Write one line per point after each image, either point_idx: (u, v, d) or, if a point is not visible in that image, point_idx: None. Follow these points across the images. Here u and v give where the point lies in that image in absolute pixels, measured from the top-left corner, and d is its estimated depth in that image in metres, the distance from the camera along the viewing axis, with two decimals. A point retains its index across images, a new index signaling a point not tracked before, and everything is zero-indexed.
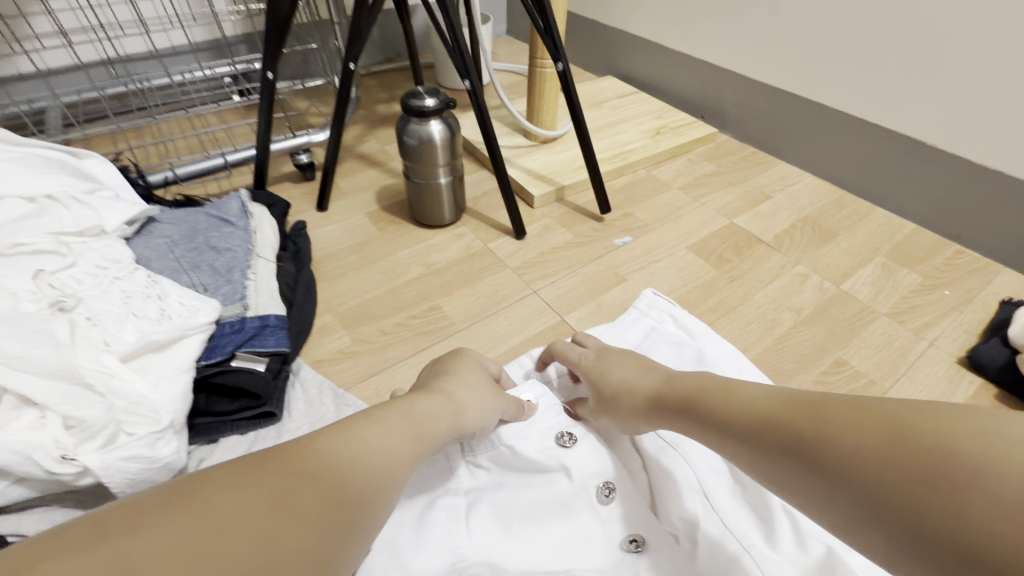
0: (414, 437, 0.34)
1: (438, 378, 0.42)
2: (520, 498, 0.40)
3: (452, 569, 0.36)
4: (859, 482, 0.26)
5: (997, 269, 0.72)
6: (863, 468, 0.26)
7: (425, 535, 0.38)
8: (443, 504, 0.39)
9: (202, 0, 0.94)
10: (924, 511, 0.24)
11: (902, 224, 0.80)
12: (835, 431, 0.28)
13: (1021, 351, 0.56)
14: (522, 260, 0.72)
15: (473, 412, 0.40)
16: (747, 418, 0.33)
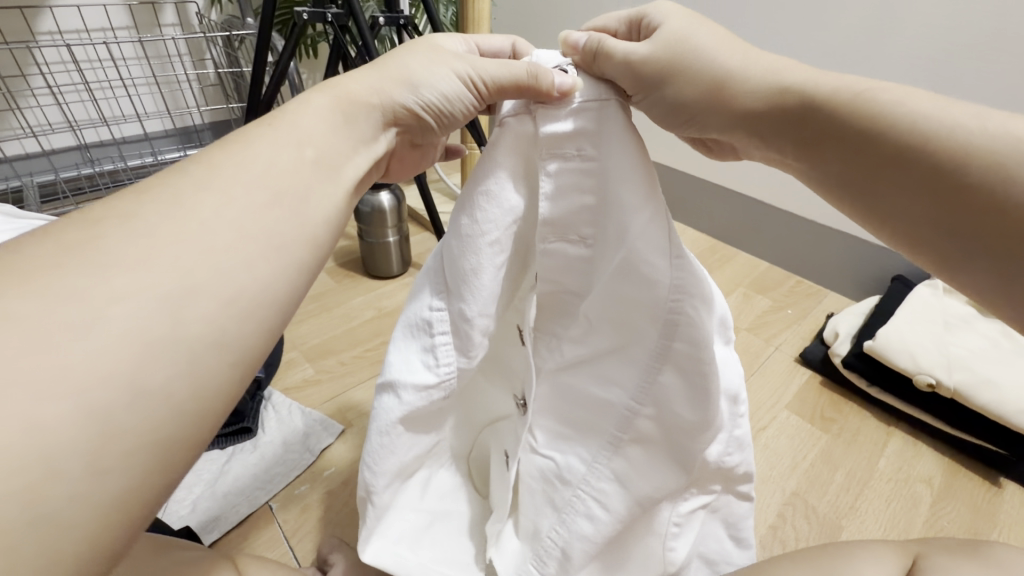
0: (322, 162, 0.33)
1: (384, 65, 0.39)
2: (462, 262, 0.37)
3: (424, 350, 0.40)
4: (862, 152, 0.34)
5: (826, 293, 0.94)
6: (878, 151, 0.33)
7: (399, 353, 0.41)
8: (424, 300, 0.40)
9: (177, 96, 1.10)
10: (918, 168, 0.32)
11: (759, 262, 1.01)
12: (861, 127, 0.34)
13: (831, 346, 0.76)
14: None
15: (363, 91, 0.37)
16: (767, 104, 0.37)
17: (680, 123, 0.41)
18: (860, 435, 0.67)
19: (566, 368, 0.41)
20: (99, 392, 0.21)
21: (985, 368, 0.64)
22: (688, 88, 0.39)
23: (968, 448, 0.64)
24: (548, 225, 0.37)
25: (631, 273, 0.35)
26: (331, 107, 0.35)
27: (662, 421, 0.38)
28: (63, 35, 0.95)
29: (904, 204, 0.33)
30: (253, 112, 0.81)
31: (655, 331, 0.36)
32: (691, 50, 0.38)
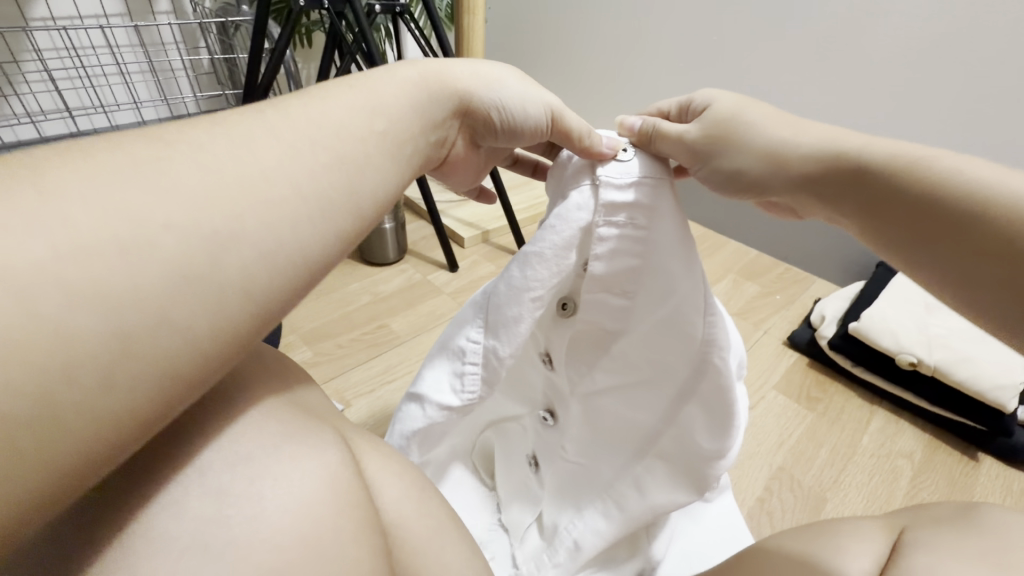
0: (384, 142, 0.32)
1: (475, 63, 0.42)
2: (505, 307, 0.39)
3: (454, 374, 0.42)
4: (904, 218, 0.37)
5: (813, 279, 0.96)
6: (922, 217, 0.36)
7: (434, 379, 0.43)
8: (462, 333, 0.42)
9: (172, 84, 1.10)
10: (957, 236, 0.34)
11: (749, 250, 1.04)
12: (901, 194, 0.37)
13: (817, 329, 0.78)
14: (455, 287, 0.88)
15: (452, 82, 0.39)
16: (809, 164, 0.41)
17: (739, 194, 0.44)
18: (845, 413, 0.69)
19: (597, 395, 0.44)
20: (132, 291, 0.21)
21: (965, 347, 0.66)
22: (739, 158, 0.43)
23: (949, 425, 0.67)
24: (596, 278, 0.39)
25: (672, 322, 0.39)
26: (418, 87, 0.37)
27: (682, 441, 0.42)
28: (56, 21, 0.95)
29: (928, 244, 0.36)
30: (250, 97, 0.81)
31: (682, 367, 0.40)
32: (736, 123, 0.43)
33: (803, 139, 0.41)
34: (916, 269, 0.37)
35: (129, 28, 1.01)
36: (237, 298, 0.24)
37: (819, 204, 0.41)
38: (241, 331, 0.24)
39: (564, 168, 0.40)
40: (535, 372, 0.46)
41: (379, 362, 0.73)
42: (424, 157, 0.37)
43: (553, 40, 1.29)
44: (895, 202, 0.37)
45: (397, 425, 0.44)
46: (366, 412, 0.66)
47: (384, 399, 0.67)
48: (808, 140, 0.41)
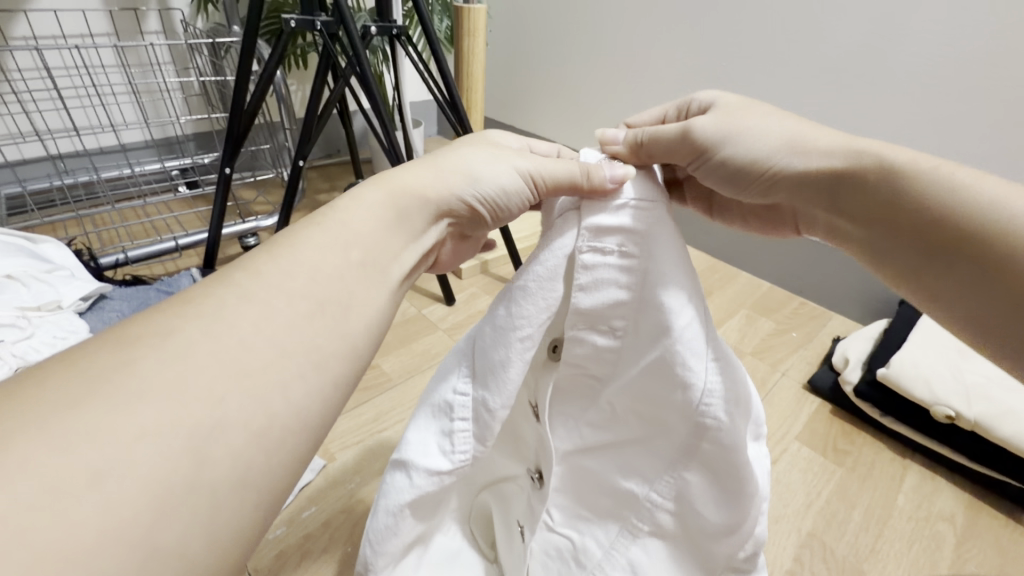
0: (365, 269, 0.29)
1: (439, 158, 0.37)
2: (490, 351, 0.34)
3: (441, 433, 0.36)
4: (911, 237, 0.33)
5: (830, 315, 0.91)
6: (931, 235, 0.32)
7: (417, 440, 0.36)
8: (444, 387, 0.36)
9: (159, 104, 1.06)
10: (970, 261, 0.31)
11: (761, 283, 0.99)
12: (909, 207, 0.33)
13: (841, 373, 0.72)
14: (452, 322, 0.83)
15: (419, 188, 0.34)
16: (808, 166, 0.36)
17: (743, 192, 0.39)
18: (876, 468, 0.64)
19: (587, 455, 0.39)
20: (157, 462, 0.18)
21: (1009, 399, 0.61)
22: (743, 156, 0.38)
23: (990, 483, 0.61)
24: (580, 313, 0.34)
25: (669, 378, 0.33)
26: (385, 208, 0.32)
27: (683, 517, 0.36)
28: (38, 40, 0.92)
29: (923, 268, 0.33)
30: (236, 121, 0.77)
31: (677, 436, 0.35)
32: (740, 117, 0.38)
33: (811, 141, 0.36)
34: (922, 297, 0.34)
35: (113, 47, 0.98)
36: (236, 491, 0.20)
37: (821, 209, 0.37)
38: (272, 492, 0.22)
39: (553, 213, 0.35)
40: (524, 420, 0.40)
41: (367, 409, 0.67)
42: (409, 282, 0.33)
43: (555, 63, 1.26)
44: (900, 216, 0.33)
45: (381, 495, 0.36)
46: (353, 467, 0.59)
47: (372, 453, 0.61)
48: (815, 139, 0.37)
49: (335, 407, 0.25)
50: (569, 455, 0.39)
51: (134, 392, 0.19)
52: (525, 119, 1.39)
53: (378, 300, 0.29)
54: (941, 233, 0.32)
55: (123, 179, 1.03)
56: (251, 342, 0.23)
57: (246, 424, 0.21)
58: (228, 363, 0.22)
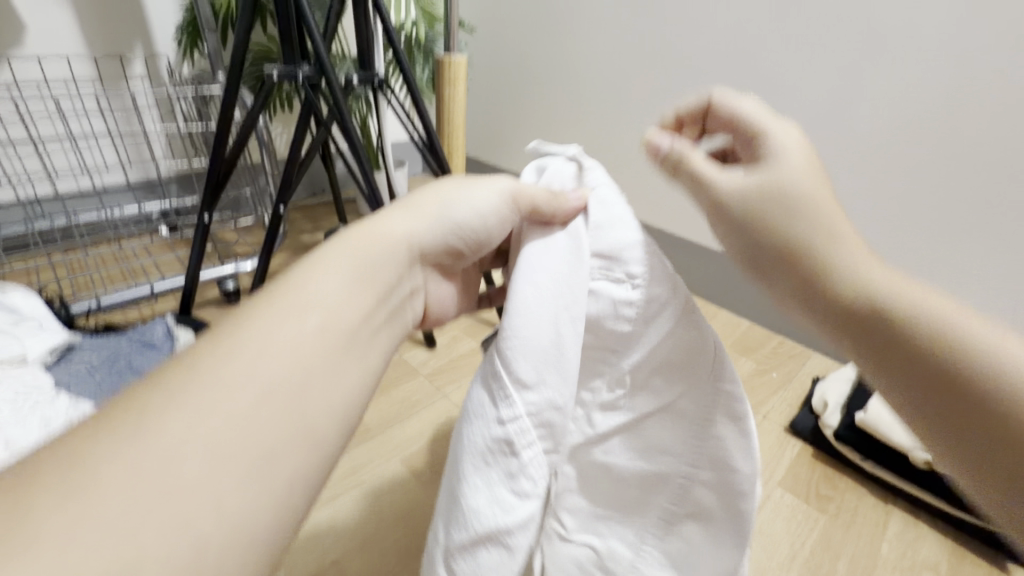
0: (326, 337, 0.27)
1: (419, 199, 0.37)
2: (528, 338, 0.32)
3: (509, 476, 0.32)
4: (880, 350, 0.31)
5: (809, 354, 0.92)
6: (900, 355, 0.30)
7: (485, 502, 0.32)
8: (472, 423, 0.33)
9: (141, 147, 1.07)
10: (933, 392, 0.29)
11: (741, 321, 1.00)
12: (882, 321, 0.31)
13: (821, 416, 0.73)
14: (433, 367, 0.82)
15: (398, 231, 0.35)
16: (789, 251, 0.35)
17: (764, 267, 0.37)
18: (859, 515, 0.63)
19: (602, 446, 0.37)
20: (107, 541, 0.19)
21: None
22: (743, 225, 0.36)
23: (971, 530, 0.61)
24: (598, 256, 0.34)
25: (686, 336, 0.35)
26: (361, 250, 0.32)
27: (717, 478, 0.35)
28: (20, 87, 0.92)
29: (921, 408, 0.29)
30: (215, 169, 0.77)
31: (689, 396, 0.36)
32: (784, 187, 0.35)
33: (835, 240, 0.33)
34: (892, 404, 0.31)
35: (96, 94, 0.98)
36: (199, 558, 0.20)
37: (800, 294, 0.35)
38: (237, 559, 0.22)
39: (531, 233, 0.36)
40: None
41: (344, 461, 0.65)
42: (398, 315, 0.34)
43: (534, 107, 1.29)
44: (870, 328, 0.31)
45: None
46: (326, 526, 0.57)
47: (347, 509, 0.59)
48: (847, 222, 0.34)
49: (301, 494, 0.24)
50: (579, 455, 0.38)
51: (86, 503, 0.19)
52: (507, 159, 1.42)
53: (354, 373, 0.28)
54: (941, 371, 0.28)
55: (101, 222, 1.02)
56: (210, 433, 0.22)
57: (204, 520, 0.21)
58: (185, 458, 0.21)
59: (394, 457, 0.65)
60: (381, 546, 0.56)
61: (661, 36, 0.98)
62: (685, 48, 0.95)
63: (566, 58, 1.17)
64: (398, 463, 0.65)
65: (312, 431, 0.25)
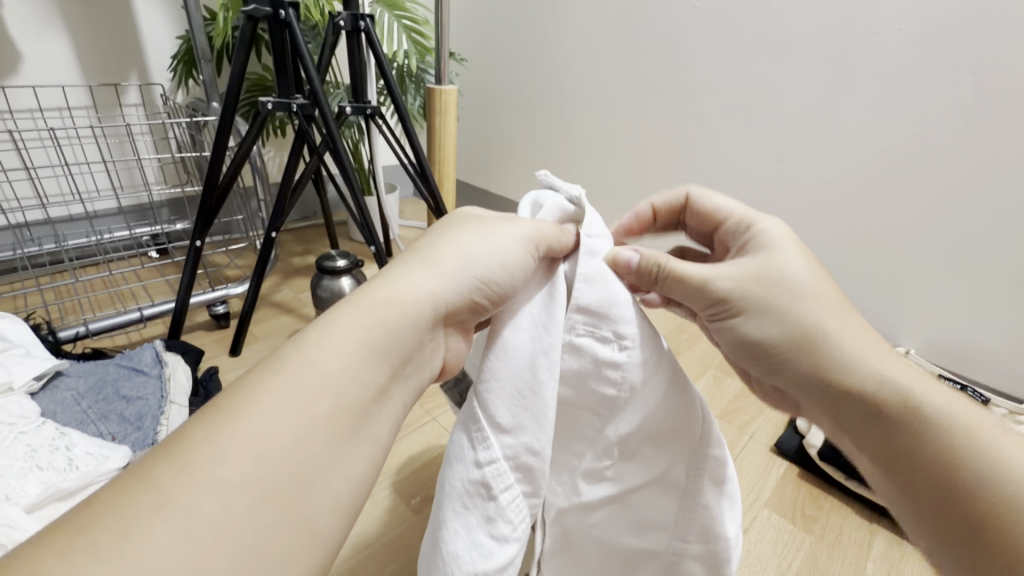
0: (332, 421, 0.28)
1: (423, 257, 0.38)
2: (504, 386, 0.33)
3: (484, 519, 0.33)
4: (895, 430, 0.33)
5: None
6: (910, 434, 0.32)
7: (460, 544, 0.32)
8: (453, 467, 0.34)
9: (134, 173, 1.08)
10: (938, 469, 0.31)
11: None
12: (896, 407, 0.33)
13: (805, 436, 0.74)
14: (422, 390, 0.82)
15: (404, 295, 0.34)
16: (808, 331, 0.36)
17: (759, 364, 0.40)
18: (844, 535, 0.64)
19: (588, 512, 0.38)
20: None
21: None
22: (760, 322, 0.38)
23: None
24: (582, 311, 0.35)
25: (677, 408, 0.35)
26: (367, 325, 0.32)
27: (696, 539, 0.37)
28: (14, 115, 0.93)
29: (905, 486, 0.32)
30: (209, 195, 0.78)
31: (682, 467, 0.36)
32: (781, 277, 0.38)
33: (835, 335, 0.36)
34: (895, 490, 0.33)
35: (91, 121, 1.00)
36: None
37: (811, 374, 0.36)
38: None
39: (524, 289, 0.37)
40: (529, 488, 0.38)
41: None
42: (401, 389, 0.34)
43: (522, 132, 1.32)
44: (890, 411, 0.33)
45: None
46: None
47: None
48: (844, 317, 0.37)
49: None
50: (562, 513, 0.39)
51: (115, 563, 0.20)
52: (497, 183, 1.45)
53: (359, 452, 0.29)
54: (905, 454, 0.32)
55: (91, 247, 1.02)
56: (222, 507, 0.23)
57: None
58: (199, 534, 0.22)
59: (382, 482, 0.65)
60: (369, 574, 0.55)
61: (644, 66, 1.02)
62: (666, 77, 0.99)
63: (551, 86, 1.21)
64: (387, 488, 0.65)
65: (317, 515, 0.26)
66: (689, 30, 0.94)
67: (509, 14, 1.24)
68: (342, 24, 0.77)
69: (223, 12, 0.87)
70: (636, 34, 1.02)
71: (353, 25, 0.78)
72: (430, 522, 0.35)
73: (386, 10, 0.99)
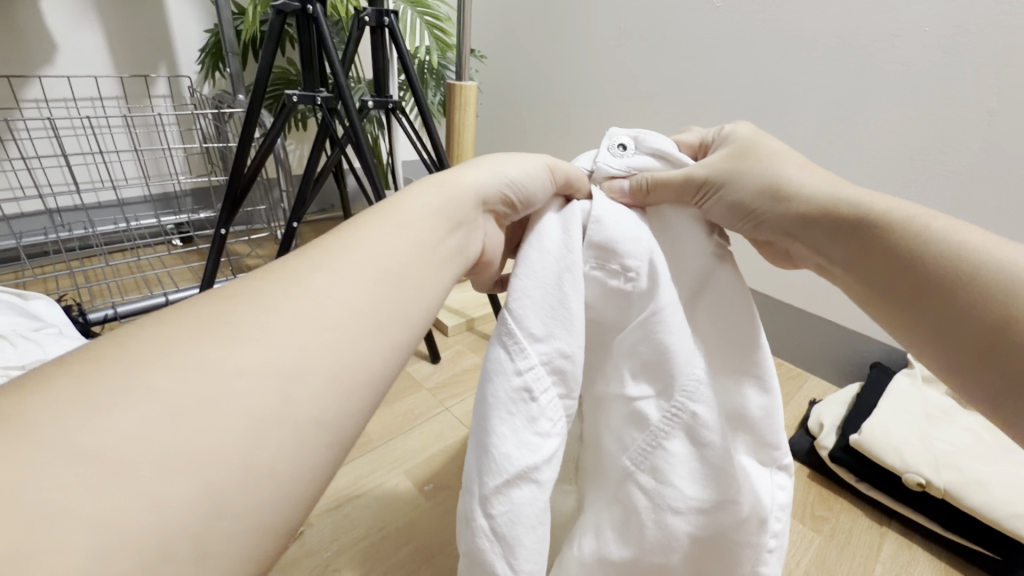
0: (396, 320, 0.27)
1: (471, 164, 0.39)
2: (532, 281, 0.35)
3: (529, 419, 0.34)
4: (885, 271, 0.32)
5: (806, 376, 0.94)
6: (896, 279, 0.32)
7: (507, 445, 0.33)
8: (496, 368, 0.34)
9: (162, 163, 1.11)
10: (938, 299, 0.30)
11: None
12: (882, 251, 0.32)
13: (817, 437, 0.74)
14: (436, 381, 0.84)
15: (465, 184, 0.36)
16: (783, 204, 0.37)
17: (743, 224, 0.39)
18: (852, 535, 0.64)
19: (609, 424, 0.38)
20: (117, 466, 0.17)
21: (976, 467, 0.63)
22: (741, 190, 0.38)
23: (959, 550, 0.62)
24: (592, 247, 0.37)
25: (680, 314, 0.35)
26: (433, 208, 0.33)
27: (657, 494, 0.35)
28: (49, 103, 0.97)
29: (916, 329, 0.31)
30: (234, 184, 0.80)
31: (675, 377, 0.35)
32: (755, 151, 0.39)
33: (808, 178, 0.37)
34: (917, 347, 0.32)
35: (121, 111, 1.03)
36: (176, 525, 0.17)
37: (804, 240, 0.37)
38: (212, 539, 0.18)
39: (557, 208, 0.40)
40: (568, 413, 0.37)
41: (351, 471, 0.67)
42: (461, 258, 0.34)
43: (539, 131, 1.33)
44: (883, 258, 0.32)
45: (499, 536, 0.32)
46: (330, 535, 0.58)
47: (351, 518, 0.60)
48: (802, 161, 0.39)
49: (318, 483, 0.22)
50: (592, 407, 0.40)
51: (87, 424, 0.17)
52: None
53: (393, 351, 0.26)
54: (910, 276, 0.31)
55: (119, 233, 1.05)
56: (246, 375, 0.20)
57: (222, 471, 0.18)
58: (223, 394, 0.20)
59: (396, 467, 0.67)
60: (383, 557, 0.57)
61: (662, 68, 1.03)
62: (685, 76, 0.99)
63: (570, 85, 1.22)
64: (400, 473, 0.67)
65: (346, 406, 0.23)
66: (709, 31, 0.94)
67: (530, 12, 1.25)
68: (367, 20, 0.79)
69: (252, 6, 0.89)
70: (655, 34, 1.02)
71: (377, 21, 0.79)
72: (472, 429, 0.35)
73: (409, 7, 1.00)
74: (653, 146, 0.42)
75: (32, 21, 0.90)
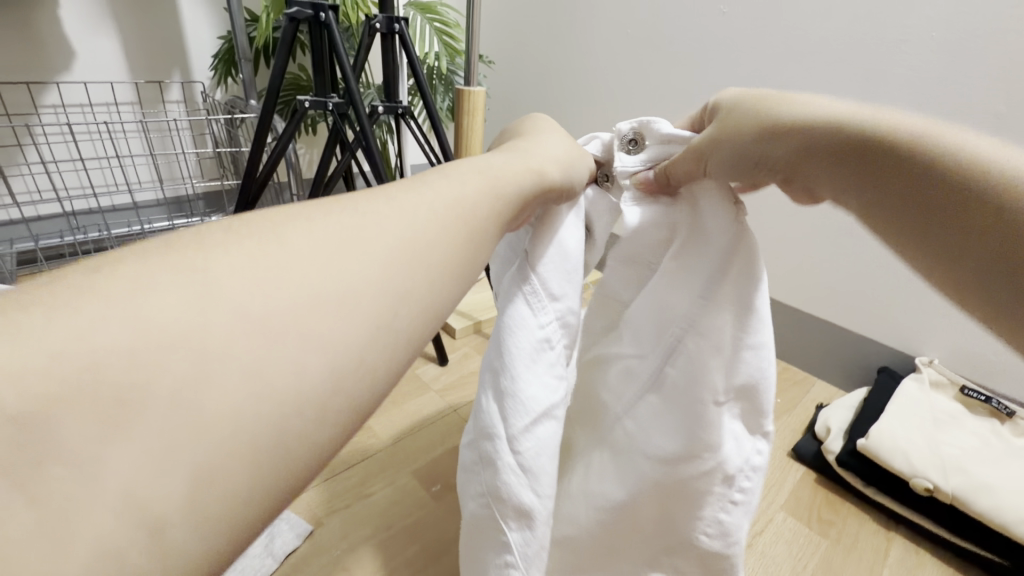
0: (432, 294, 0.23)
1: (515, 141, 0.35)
2: (552, 242, 0.36)
3: (548, 365, 0.36)
4: (884, 184, 0.28)
5: (812, 380, 0.94)
6: (898, 189, 0.27)
7: (530, 391, 0.34)
8: (515, 314, 0.35)
9: (175, 168, 1.13)
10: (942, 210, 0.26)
11: None
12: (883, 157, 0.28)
13: (823, 441, 0.74)
14: (444, 383, 0.84)
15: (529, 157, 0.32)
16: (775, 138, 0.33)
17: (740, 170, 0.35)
18: (860, 540, 0.64)
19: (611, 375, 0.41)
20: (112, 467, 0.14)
21: (982, 471, 0.63)
22: (741, 131, 0.34)
23: (966, 555, 0.62)
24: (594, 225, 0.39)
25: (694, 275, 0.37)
26: (500, 175, 0.29)
27: (636, 440, 0.39)
28: (66, 108, 0.99)
29: (922, 242, 0.27)
30: (247, 187, 0.81)
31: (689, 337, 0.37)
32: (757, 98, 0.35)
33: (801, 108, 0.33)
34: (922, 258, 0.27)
35: (136, 116, 1.05)
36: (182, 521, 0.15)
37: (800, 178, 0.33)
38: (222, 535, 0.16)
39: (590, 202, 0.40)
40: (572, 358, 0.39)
41: (360, 472, 0.67)
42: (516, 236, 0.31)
43: None
44: (882, 170, 0.28)
45: (518, 471, 0.35)
46: (339, 534, 0.59)
47: (361, 517, 0.61)
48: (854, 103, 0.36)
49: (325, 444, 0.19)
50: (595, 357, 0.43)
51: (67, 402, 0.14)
52: None
53: (424, 306, 0.22)
54: (914, 184, 0.26)
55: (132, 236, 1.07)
56: (247, 316, 0.17)
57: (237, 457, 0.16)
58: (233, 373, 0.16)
59: (405, 468, 0.68)
60: (390, 556, 0.57)
61: (667, 73, 1.03)
62: (692, 81, 1.00)
63: (576, 90, 1.23)
64: (409, 474, 0.67)
65: (360, 374, 0.19)
66: (716, 36, 0.94)
67: (538, 18, 1.26)
68: (378, 26, 0.80)
69: (265, 13, 0.91)
70: (662, 40, 1.03)
71: (388, 27, 0.80)
72: (489, 370, 0.36)
73: (419, 13, 1.02)
74: (665, 132, 0.38)
75: (52, 28, 0.92)
